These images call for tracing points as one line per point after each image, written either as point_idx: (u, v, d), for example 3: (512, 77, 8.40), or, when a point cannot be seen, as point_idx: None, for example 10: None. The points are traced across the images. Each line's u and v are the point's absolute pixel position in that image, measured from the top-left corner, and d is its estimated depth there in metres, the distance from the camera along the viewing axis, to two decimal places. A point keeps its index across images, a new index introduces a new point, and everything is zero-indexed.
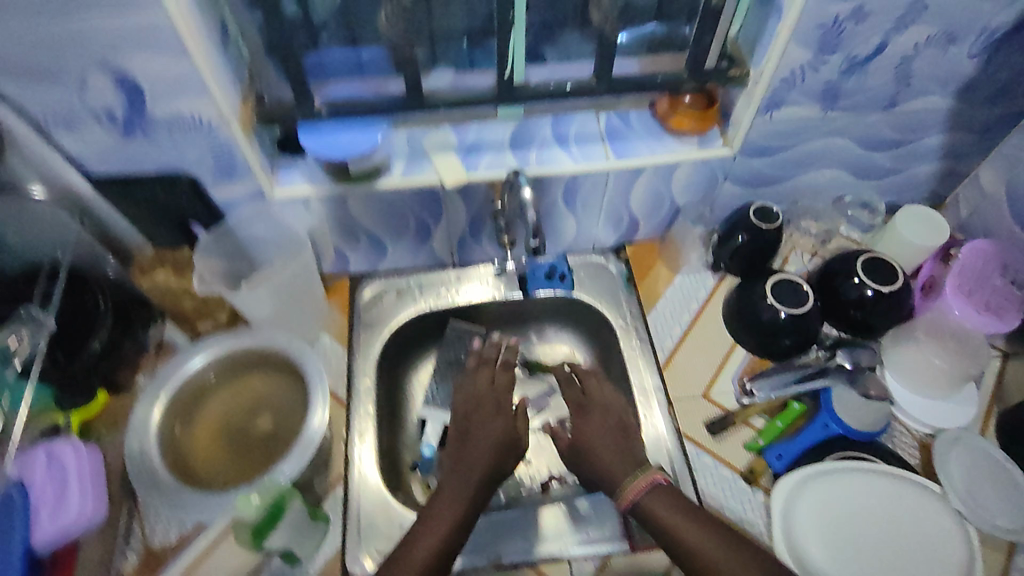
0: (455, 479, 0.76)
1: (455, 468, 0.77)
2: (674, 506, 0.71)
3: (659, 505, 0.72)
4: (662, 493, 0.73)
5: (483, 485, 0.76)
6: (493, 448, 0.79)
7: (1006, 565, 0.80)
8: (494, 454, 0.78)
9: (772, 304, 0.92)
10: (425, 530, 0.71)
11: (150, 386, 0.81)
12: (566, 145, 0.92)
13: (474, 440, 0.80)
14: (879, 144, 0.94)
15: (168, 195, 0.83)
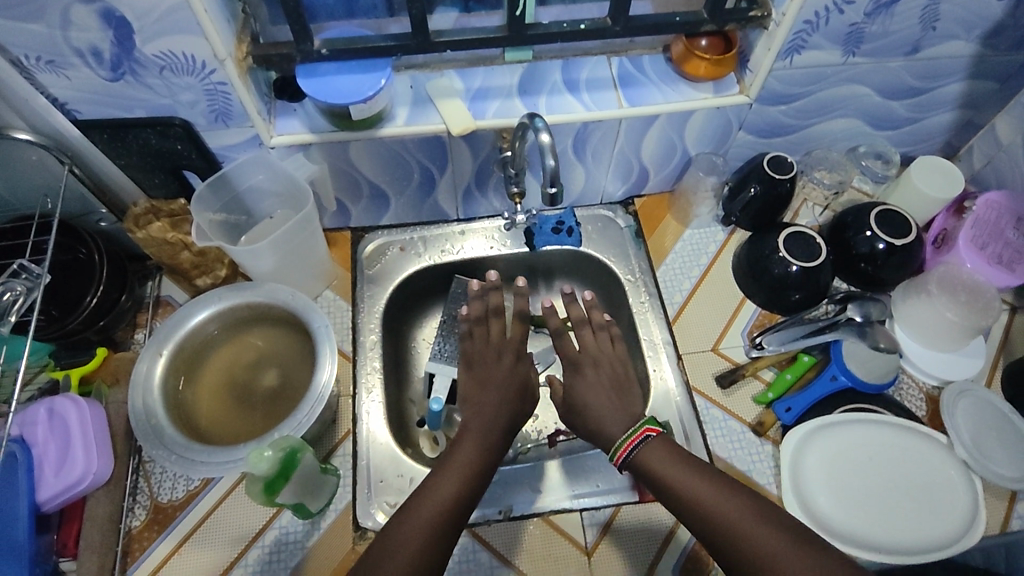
0: (468, 435, 0.74)
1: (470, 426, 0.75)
2: (669, 458, 0.68)
3: (652, 458, 0.68)
4: (659, 444, 0.69)
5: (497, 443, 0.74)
6: (504, 409, 0.78)
7: (1008, 513, 0.81)
8: (505, 412, 0.78)
9: (784, 258, 0.91)
10: (440, 478, 0.68)
11: (151, 341, 0.78)
12: (577, 92, 0.89)
13: (487, 402, 0.79)
14: (898, 92, 0.92)
15: (162, 140, 0.79)
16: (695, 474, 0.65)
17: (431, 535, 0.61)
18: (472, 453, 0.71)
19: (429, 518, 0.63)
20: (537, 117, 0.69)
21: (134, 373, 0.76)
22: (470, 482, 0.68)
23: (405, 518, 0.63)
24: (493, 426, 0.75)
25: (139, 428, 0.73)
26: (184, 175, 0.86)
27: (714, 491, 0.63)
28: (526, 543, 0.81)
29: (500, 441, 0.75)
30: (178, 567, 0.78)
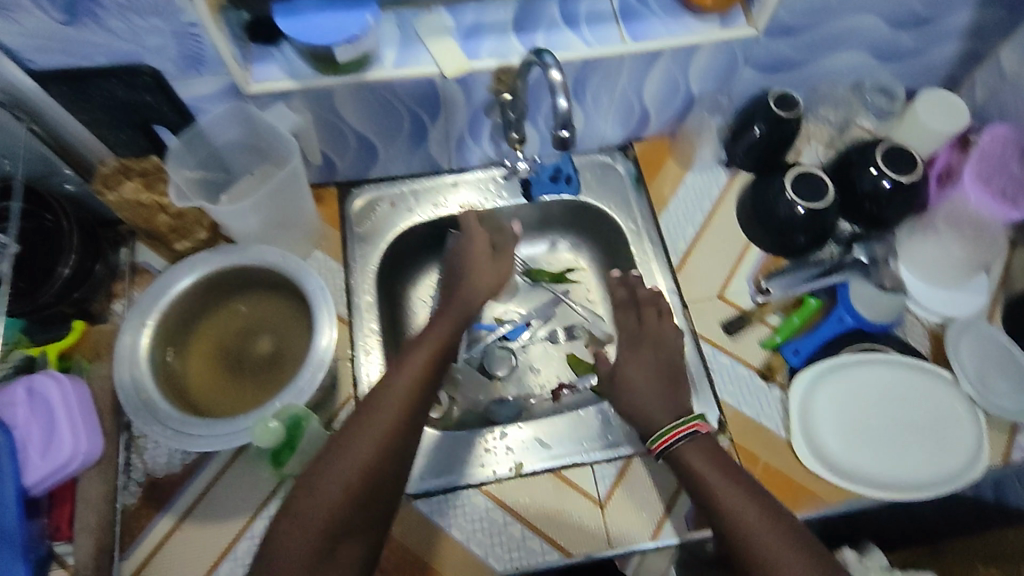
0: (402, 371, 0.71)
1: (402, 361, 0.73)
2: (710, 462, 0.70)
3: (689, 460, 0.70)
4: (695, 445, 0.71)
5: (430, 380, 0.73)
6: (438, 346, 0.76)
7: (1009, 445, 0.82)
8: (439, 347, 0.75)
9: (790, 199, 0.88)
10: (363, 428, 0.67)
11: (133, 311, 0.73)
12: (577, 27, 0.83)
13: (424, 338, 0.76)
14: (908, 22, 0.88)
15: (128, 91, 0.72)
16: (741, 496, 0.67)
17: (346, 493, 0.63)
18: (403, 394, 0.70)
19: (346, 475, 0.64)
20: (546, 52, 0.65)
21: (118, 345, 0.71)
22: (396, 430, 0.68)
23: (319, 477, 0.64)
24: (426, 361, 0.73)
25: (129, 404, 0.69)
26: (154, 130, 0.78)
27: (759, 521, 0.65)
28: (538, 498, 0.80)
29: (435, 375, 0.73)
30: (181, 543, 0.76)
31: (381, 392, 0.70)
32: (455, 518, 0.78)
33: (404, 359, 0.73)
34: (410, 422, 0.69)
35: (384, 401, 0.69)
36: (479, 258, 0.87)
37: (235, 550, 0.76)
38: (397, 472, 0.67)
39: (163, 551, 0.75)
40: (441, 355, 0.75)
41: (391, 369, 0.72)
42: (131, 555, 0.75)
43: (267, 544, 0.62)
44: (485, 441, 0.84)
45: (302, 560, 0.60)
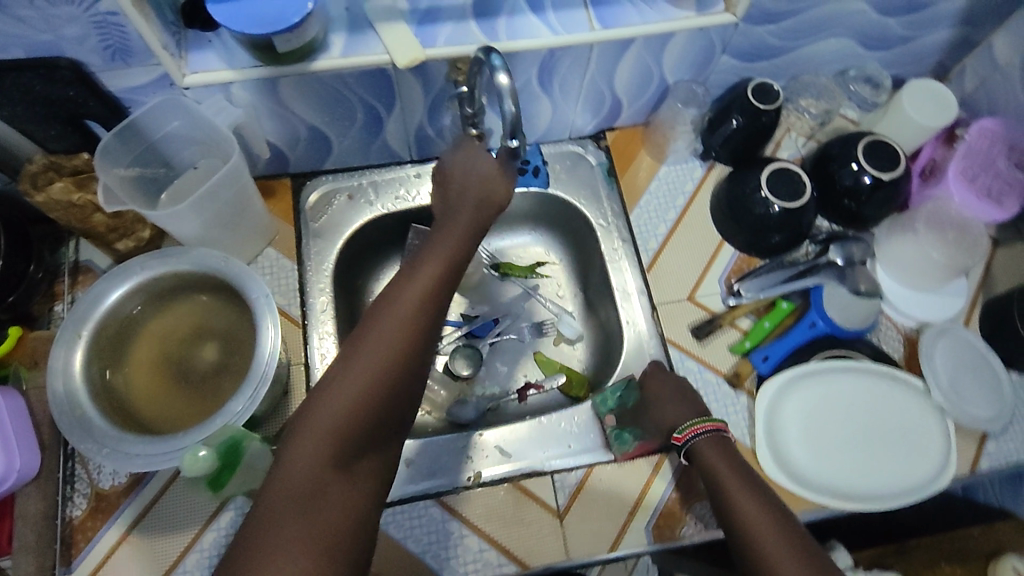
0: (405, 288, 0.65)
1: (408, 275, 0.67)
2: (724, 460, 0.70)
3: (706, 459, 0.70)
4: (712, 442, 0.71)
5: (439, 293, 0.66)
6: (448, 254, 0.69)
7: (978, 453, 0.81)
8: (449, 260, 0.69)
9: (766, 197, 0.84)
10: (368, 341, 0.61)
11: (65, 325, 0.69)
12: (542, 12, 0.77)
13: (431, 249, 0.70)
14: (897, 8, 0.82)
15: (50, 85, 0.66)
16: (755, 501, 0.64)
17: (356, 406, 0.58)
18: (409, 310, 0.64)
19: (352, 391, 0.58)
20: (494, 53, 0.58)
21: (50, 360, 0.67)
22: (404, 344, 0.62)
23: (327, 391, 0.58)
24: (435, 274, 0.67)
25: (62, 422, 0.65)
26: (85, 125, 0.72)
27: (769, 527, 0.61)
28: (496, 509, 0.77)
29: (444, 288, 0.67)
30: (128, 556, 0.73)
31: (384, 307, 0.64)
32: (412, 530, 0.76)
33: (410, 274, 0.67)
34: (421, 336, 0.63)
35: (388, 315, 0.63)
36: (474, 159, 0.76)
37: (184, 563, 0.73)
38: (408, 392, 0.62)
39: (110, 563, 0.73)
40: (452, 267, 0.69)
41: (396, 285, 0.66)
42: (78, 567, 0.72)
43: (277, 462, 0.56)
44: (444, 448, 0.81)
45: (310, 470, 0.54)
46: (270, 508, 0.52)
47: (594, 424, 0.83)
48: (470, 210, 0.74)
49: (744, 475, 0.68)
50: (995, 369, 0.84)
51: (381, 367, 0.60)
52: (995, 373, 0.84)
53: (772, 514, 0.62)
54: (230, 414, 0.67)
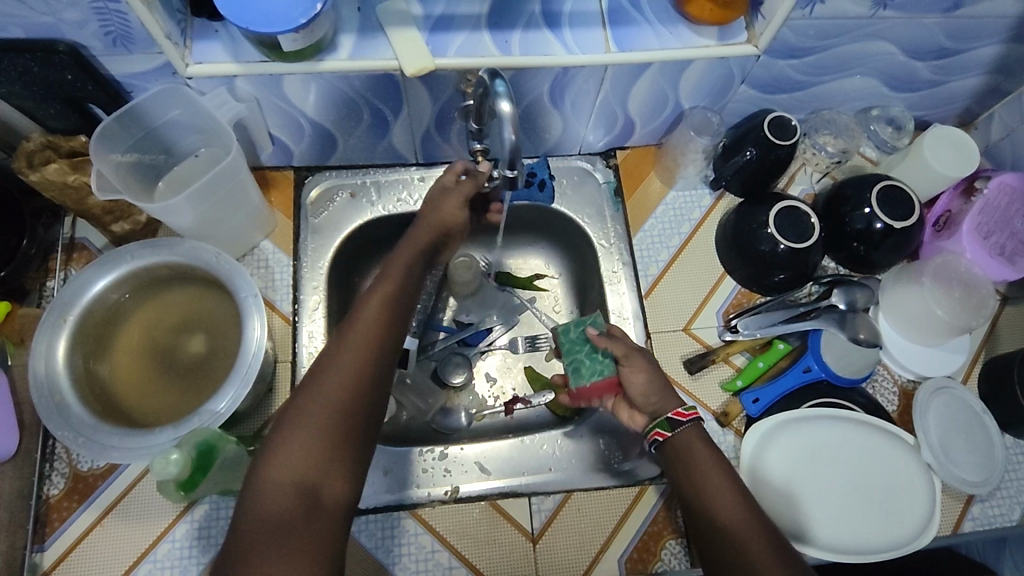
0: (357, 324, 0.66)
1: (358, 310, 0.67)
2: (710, 461, 0.66)
3: (692, 449, 0.66)
4: (696, 431, 0.68)
5: (388, 328, 0.67)
6: (395, 288, 0.70)
7: (962, 514, 0.80)
8: (396, 293, 0.70)
9: (772, 235, 0.82)
10: (321, 380, 0.62)
11: (49, 310, 0.68)
12: (558, 28, 0.75)
13: (379, 283, 0.70)
14: (925, 52, 0.80)
15: (49, 67, 0.65)
16: (746, 515, 0.61)
17: (316, 447, 0.58)
18: (362, 347, 0.64)
19: (310, 433, 0.59)
20: (498, 78, 0.57)
21: (33, 345, 0.67)
22: (358, 381, 0.62)
23: (287, 433, 0.59)
24: (382, 309, 0.68)
25: (39, 406, 0.65)
26: (87, 108, 0.72)
27: (750, 532, 0.60)
28: (469, 526, 0.77)
29: (393, 322, 0.68)
30: (100, 541, 0.73)
31: (338, 345, 0.64)
32: (382, 541, 0.76)
33: (357, 310, 0.67)
34: (373, 371, 0.64)
35: (339, 354, 0.63)
36: (450, 191, 0.77)
37: (153, 554, 0.73)
38: (369, 425, 0.62)
39: (83, 546, 0.73)
40: (399, 302, 0.70)
41: (359, 306, 0.68)
42: (50, 546, 0.73)
43: (242, 505, 0.56)
44: (422, 459, 0.81)
45: (281, 511, 0.55)
46: (242, 551, 0.53)
47: (577, 449, 0.82)
48: (418, 246, 0.75)
49: (741, 496, 0.63)
50: (990, 430, 0.82)
51: (337, 408, 0.60)
52: (989, 434, 0.82)
53: (758, 523, 0.61)
54: (211, 412, 0.66)
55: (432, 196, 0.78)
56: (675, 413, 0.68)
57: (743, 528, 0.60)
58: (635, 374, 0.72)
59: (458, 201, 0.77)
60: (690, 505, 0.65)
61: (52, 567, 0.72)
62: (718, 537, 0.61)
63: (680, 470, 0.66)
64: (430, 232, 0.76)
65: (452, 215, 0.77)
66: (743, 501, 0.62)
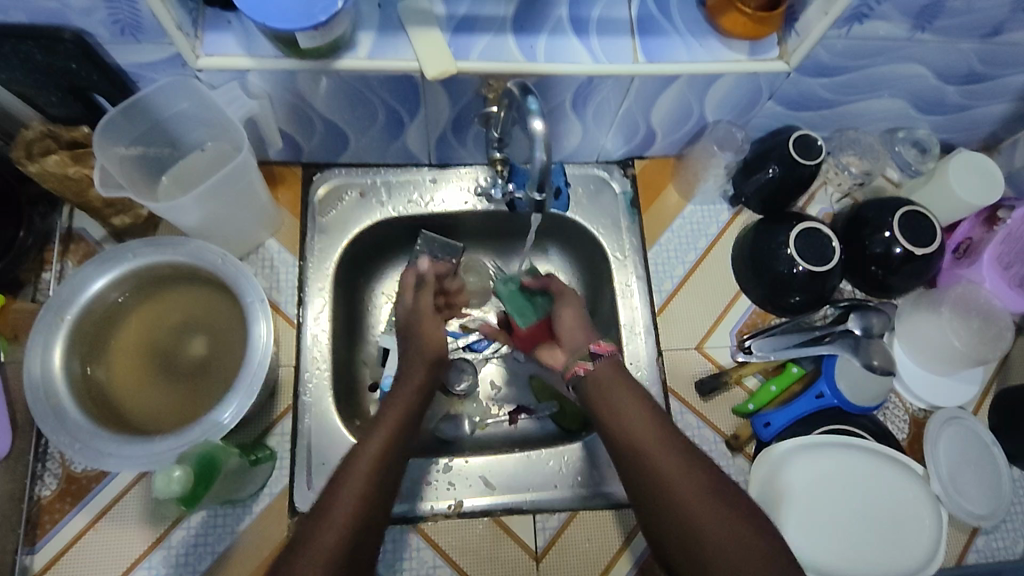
0: (390, 405, 0.71)
1: (377, 418, 0.69)
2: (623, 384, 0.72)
3: (605, 388, 0.72)
4: (613, 363, 0.74)
5: (403, 432, 0.68)
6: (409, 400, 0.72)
7: (966, 546, 0.80)
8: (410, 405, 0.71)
9: (792, 257, 0.81)
10: (343, 484, 0.61)
11: (47, 307, 0.66)
12: (585, 35, 0.72)
13: (394, 397, 0.72)
14: (957, 76, 0.78)
15: (52, 56, 0.62)
16: (656, 430, 0.67)
17: (335, 548, 0.57)
18: (392, 426, 0.68)
19: (332, 534, 0.57)
20: (530, 94, 0.55)
21: (28, 347, 0.64)
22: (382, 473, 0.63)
23: (308, 537, 0.57)
24: (398, 418, 0.69)
25: (35, 409, 0.62)
26: (91, 98, 0.68)
27: (664, 458, 0.65)
28: (471, 542, 0.76)
29: (407, 429, 0.69)
30: (94, 545, 0.71)
31: (357, 451, 0.65)
32: (384, 555, 0.74)
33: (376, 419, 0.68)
34: (388, 474, 0.64)
35: (359, 459, 0.63)
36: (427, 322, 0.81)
37: (148, 560, 0.71)
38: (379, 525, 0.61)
39: (75, 550, 0.71)
40: (412, 411, 0.71)
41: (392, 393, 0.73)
42: (41, 548, 0.70)
43: None
44: (426, 471, 0.79)
45: None
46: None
47: (584, 466, 0.81)
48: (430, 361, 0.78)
49: (658, 427, 0.68)
50: (999, 462, 0.81)
51: (356, 512, 0.59)
52: (998, 467, 0.81)
53: (671, 449, 0.66)
54: (214, 422, 0.64)
55: (409, 317, 0.83)
56: (595, 345, 0.75)
57: (659, 458, 0.65)
58: (630, 402, 0.70)
59: (436, 321, 0.82)
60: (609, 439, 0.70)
61: (43, 569, 0.70)
62: (638, 469, 0.66)
63: (598, 407, 0.71)
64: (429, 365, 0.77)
65: (435, 335, 0.81)
66: (656, 427, 0.67)
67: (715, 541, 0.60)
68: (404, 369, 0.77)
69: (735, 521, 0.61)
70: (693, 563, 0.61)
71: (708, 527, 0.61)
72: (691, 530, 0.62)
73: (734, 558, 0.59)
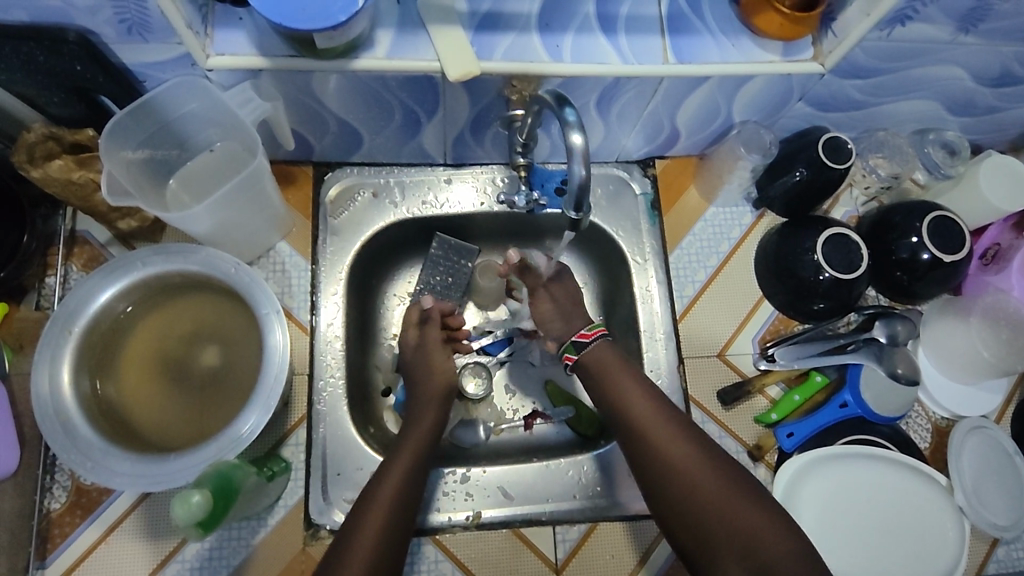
0: (414, 428, 0.74)
1: (387, 467, 0.69)
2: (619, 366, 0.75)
3: (606, 364, 0.75)
4: (604, 346, 0.77)
5: (414, 482, 0.69)
6: (421, 445, 0.72)
7: (987, 556, 0.79)
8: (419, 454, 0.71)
9: (818, 262, 0.78)
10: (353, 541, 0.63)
11: (54, 319, 0.63)
12: (613, 33, 0.69)
13: (405, 442, 0.72)
14: (994, 78, 0.76)
15: (54, 57, 0.58)
16: (655, 414, 0.70)
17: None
18: (414, 447, 0.72)
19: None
20: (567, 106, 0.57)
21: (35, 364, 0.62)
22: (404, 492, 0.67)
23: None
24: (409, 465, 0.69)
25: (45, 427, 0.60)
26: (96, 99, 0.65)
27: (663, 428, 0.68)
28: (490, 555, 0.75)
29: (417, 479, 0.69)
30: (105, 560, 0.69)
31: (365, 505, 0.66)
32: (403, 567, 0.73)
33: (384, 470, 0.69)
34: (399, 528, 0.65)
35: (369, 515, 0.64)
36: (433, 349, 0.82)
37: (163, 574, 0.69)
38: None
39: (87, 565, 0.69)
40: (423, 457, 0.71)
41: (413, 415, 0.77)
42: (52, 563, 0.69)
43: None
44: (443, 482, 0.78)
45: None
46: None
47: (604, 476, 0.79)
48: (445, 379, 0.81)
49: (658, 410, 0.70)
50: (1022, 473, 0.80)
51: (367, 571, 0.61)
52: (1022, 478, 0.80)
53: (669, 420, 0.69)
54: (233, 437, 0.62)
55: (416, 354, 0.82)
56: (577, 336, 0.78)
57: (658, 426, 0.69)
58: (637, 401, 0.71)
59: (443, 355, 0.82)
60: (610, 413, 0.73)
61: None
62: (638, 440, 0.69)
63: (595, 382, 0.75)
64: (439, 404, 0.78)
65: (441, 366, 0.81)
66: (656, 401, 0.71)
67: (714, 500, 0.62)
68: (418, 402, 0.78)
69: (733, 483, 0.63)
70: (692, 524, 0.62)
71: (707, 488, 0.63)
72: (690, 492, 0.63)
73: (732, 514, 0.61)
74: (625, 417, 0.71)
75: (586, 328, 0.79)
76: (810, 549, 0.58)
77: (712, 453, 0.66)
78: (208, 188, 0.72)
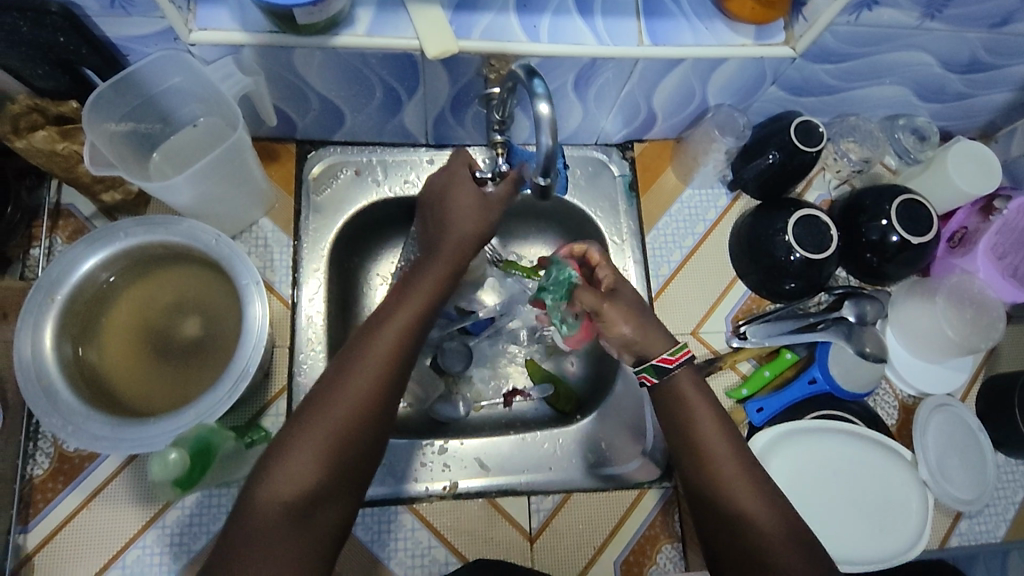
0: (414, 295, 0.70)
1: (373, 335, 0.65)
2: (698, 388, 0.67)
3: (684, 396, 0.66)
4: (690, 375, 0.67)
5: (394, 368, 0.64)
6: (413, 319, 0.67)
7: (949, 530, 0.82)
8: (397, 351, 0.65)
9: (789, 244, 0.80)
10: (331, 403, 0.61)
11: (38, 287, 0.65)
12: (590, 15, 0.70)
13: (386, 323, 0.66)
14: (959, 65, 0.78)
15: (38, 29, 0.60)
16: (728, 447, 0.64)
17: (320, 470, 0.59)
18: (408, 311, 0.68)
19: (314, 457, 0.59)
20: (536, 77, 0.58)
21: (17, 332, 0.63)
22: (392, 359, 0.64)
23: (286, 451, 0.59)
24: (384, 359, 0.64)
25: (25, 390, 0.62)
26: (79, 71, 0.67)
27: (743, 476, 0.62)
28: (467, 522, 0.77)
29: (409, 349, 0.66)
30: (85, 525, 0.71)
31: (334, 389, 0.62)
32: (381, 534, 0.75)
33: (364, 346, 0.64)
34: (365, 423, 0.61)
35: (338, 397, 0.61)
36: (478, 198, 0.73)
37: (143, 538, 0.71)
38: (358, 469, 0.61)
39: (68, 529, 0.70)
40: (403, 348, 0.65)
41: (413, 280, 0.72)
42: (33, 528, 0.70)
43: (275, 456, 0.59)
44: (421, 453, 0.79)
45: (319, 466, 0.59)
46: (235, 548, 0.54)
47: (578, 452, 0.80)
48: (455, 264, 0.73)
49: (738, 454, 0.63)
50: (984, 448, 0.83)
51: (343, 427, 0.60)
52: (983, 453, 0.83)
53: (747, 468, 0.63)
54: (210, 403, 0.64)
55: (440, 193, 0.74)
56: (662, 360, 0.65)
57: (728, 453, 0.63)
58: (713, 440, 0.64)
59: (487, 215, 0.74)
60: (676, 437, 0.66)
61: (36, 549, 0.69)
62: (690, 439, 0.65)
63: (663, 400, 0.67)
64: (441, 274, 0.72)
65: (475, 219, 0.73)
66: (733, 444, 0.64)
67: (746, 509, 0.61)
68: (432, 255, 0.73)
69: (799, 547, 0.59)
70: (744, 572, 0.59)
71: (757, 523, 0.60)
72: (744, 531, 0.60)
73: None
74: (693, 445, 0.65)
75: (670, 350, 0.66)
76: (824, 566, 0.58)
77: (785, 512, 0.61)
78: (191, 162, 0.74)
